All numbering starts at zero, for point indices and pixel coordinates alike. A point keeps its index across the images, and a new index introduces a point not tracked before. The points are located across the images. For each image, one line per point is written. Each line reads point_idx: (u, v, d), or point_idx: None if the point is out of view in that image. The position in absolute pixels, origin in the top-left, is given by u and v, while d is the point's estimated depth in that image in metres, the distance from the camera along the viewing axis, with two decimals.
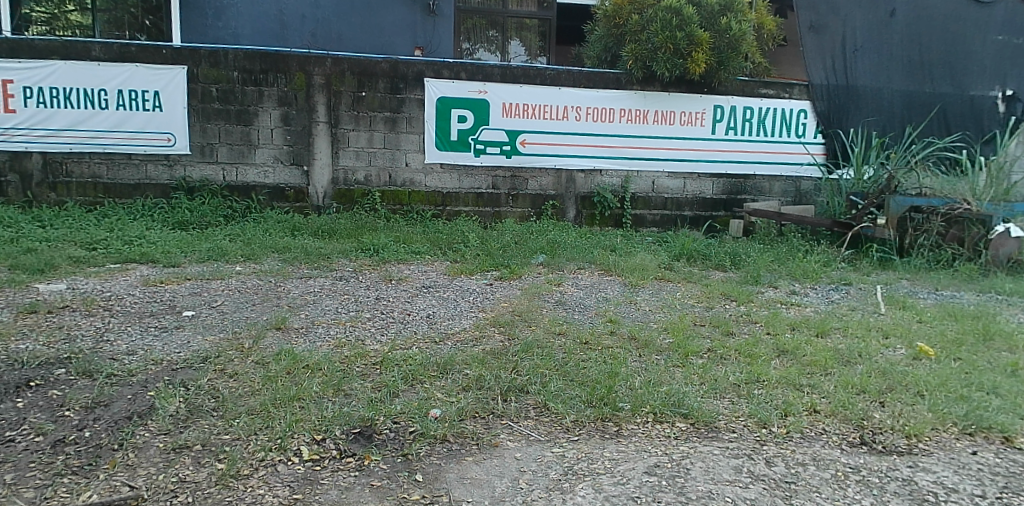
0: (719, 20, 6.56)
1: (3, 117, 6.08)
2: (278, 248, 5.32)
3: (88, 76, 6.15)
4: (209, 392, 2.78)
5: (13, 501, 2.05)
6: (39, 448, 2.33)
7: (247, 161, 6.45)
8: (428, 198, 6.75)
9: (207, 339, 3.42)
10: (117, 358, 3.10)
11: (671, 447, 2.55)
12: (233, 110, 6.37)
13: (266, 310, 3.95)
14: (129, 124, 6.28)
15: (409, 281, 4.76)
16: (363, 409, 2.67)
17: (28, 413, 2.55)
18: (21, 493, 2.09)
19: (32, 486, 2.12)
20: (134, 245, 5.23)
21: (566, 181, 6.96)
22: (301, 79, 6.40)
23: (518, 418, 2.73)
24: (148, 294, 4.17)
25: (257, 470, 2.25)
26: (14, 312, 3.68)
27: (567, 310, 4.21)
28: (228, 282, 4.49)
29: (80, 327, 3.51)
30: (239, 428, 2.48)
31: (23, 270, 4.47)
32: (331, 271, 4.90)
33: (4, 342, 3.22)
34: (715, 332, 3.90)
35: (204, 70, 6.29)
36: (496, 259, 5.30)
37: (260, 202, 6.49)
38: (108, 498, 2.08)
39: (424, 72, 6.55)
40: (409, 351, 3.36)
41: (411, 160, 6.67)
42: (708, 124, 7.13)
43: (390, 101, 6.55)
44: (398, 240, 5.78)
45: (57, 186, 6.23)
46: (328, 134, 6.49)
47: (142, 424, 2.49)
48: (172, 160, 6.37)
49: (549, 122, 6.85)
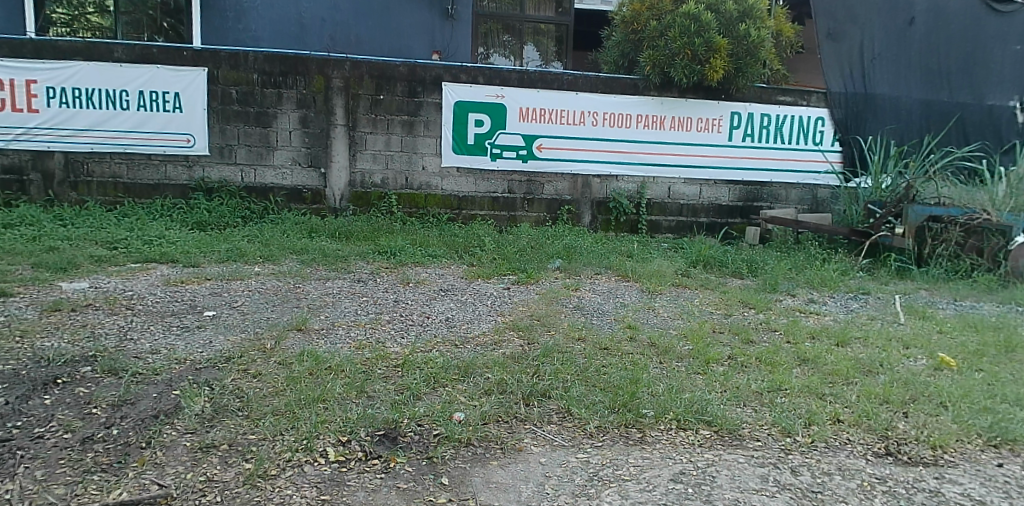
0: (737, 26, 6.53)
1: (26, 116, 6.14)
2: (296, 249, 5.35)
3: (111, 77, 6.21)
4: (234, 392, 2.80)
5: (44, 498, 2.06)
6: (69, 445, 2.34)
7: (266, 163, 6.49)
8: (444, 201, 6.76)
9: (229, 339, 3.44)
10: (141, 357, 3.12)
11: (695, 454, 2.54)
12: (252, 112, 6.41)
13: (286, 311, 3.97)
14: (150, 124, 6.33)
15: (427, 284, 4.77)
16: (387, 411, 2.68)
17: (57, 409, 2.57)
18: (52, 490, 2.11)
19: (62, 483, 2.14)
20: (153, 245, 5.26)
21: (582, 186, 6.95)
22: (319, 82, 6.43)
23: (542, 423, 2.73)
24: (170, 293, 4.20)
25: (284, 471, 2.26)
26: (39, 310, 3.72)
27: (586, 315, 4.22)
28: (248, 282, 4.51)
29: (103, 326, 3.52)
30: (265, 429, 2.49)
31: (47, 268, 4.53)
32: (349, 273, 4.92)
33: (30, 340, 3.25)
34: (735, 340, 3.89)
35: (224, 72, 6.33)
36: (513, 263, 5.31)
37: (278, 204, 6.53)
38: (137, 496, 2.09)
39: (442, 75, 6.56)
40: (430, 354, 3.38)
41: (428, 163, 6.69)
42: (724, 130, 7.11)
43: (407, 105, 6.57)
44: (415, 243, 5.80)
45: (79, 185, 6.29)
46: (345, 137, 6.52)
47: (169, 423, 2.51)
48: (192, 161, 6.41)
49: (566, 127, 6.86)
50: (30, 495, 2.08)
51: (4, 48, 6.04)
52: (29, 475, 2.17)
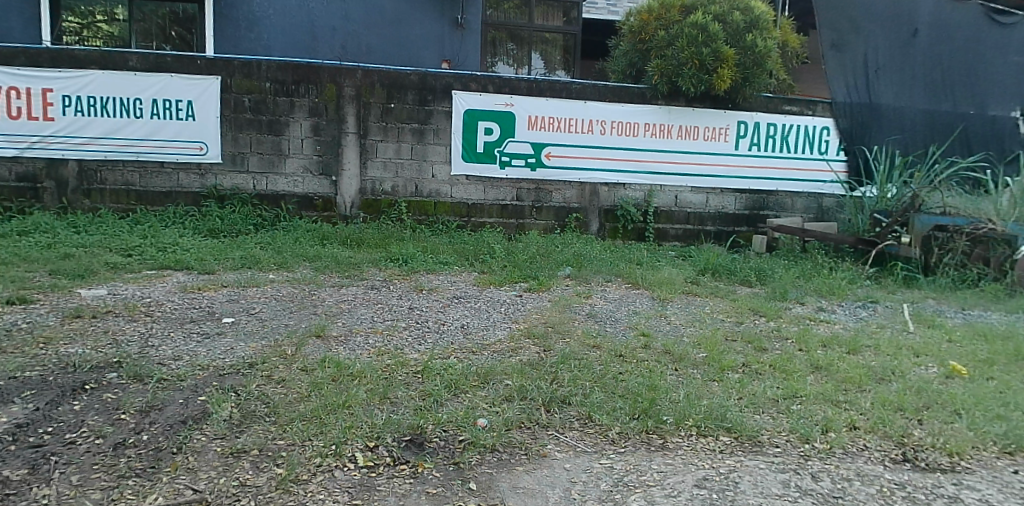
0: (744, 36, 6.58)
1: (41, 124, 6.19)
2: (309, 256, 5.38)
3: (125, 85, 6.27)
4: (260, 397, 2.83)
5: (81, 502, 2.09)
6: (101, 450, 2.37)
7: (278, 170, 6.54)
8: (454, 208, 6.81)
9: (251, 345, 3.48)
10: (165, 363, 3.16)
11: (718, 460, 2.58)
12: (264, 120, 6.46)
13: (303, 317, 4.00)
14: (164, 132, 6.37)
15: (440, 292, 4.81)
16: (412, 417, 2.71)
17: (86, 415, 2.60)
18: (89, 495, 2.13)
19: (98, 488, 2.16)
20: (167, 252, 5.30)
21: (590, 194, 7.01)
22: (331, 90, 6.49)
23: (564, 428, 2.77)
24: (188, 300, 4.24)
25: (316, 476, 2.30)
26: (60, 316, 3.76)
27: (599, 322, 4.26)
28: (263, 289, 4.55)
29: (124, 333, 3.56)
30: (294, 434, 2.53)
31: (64, 275, 4.56)
32: (363, 280, 4.96)
33: (54, 346, 3.28)
34: (748, 348, 3.93)
35: (238, 81, 6.38)
36: (524, 271, 5.35)
37: (289, 211, 6.57)
38: (172, 501, 2.12)
39: (453, 84, 6.63)
40: (448, 360, 3.41)
41: (438, 171, 6.74)
42: (730, 139, 7.17)
43: (418, 113, 6.63)
44: (426, 251, 5.84)
45: (92, 193, 6.33)
46: (357, 145, 6.58)
47: (198, 428, 2.55)
48: (204, 169, 6.45)
49: (575, 135, 6.93)
50: (66, 500, 2.10)
51: (20, 57, 6.10)
52: (65, 480, 2.20)
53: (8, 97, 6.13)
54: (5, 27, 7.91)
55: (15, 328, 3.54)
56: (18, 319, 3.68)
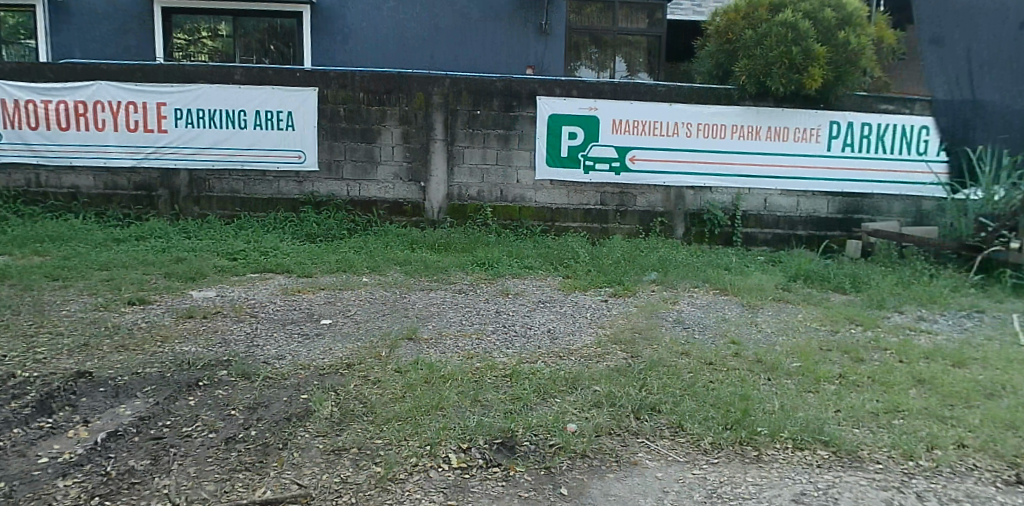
0: (836, 33, 6.29)
1: (157, 136, 6.74)
2: (399, 261, 5.58)
3: (230, 98, 6.72)
4: (357, 397, 2.97)
5: (198, 492, 2.23)
6: (215, 444, 2.56)
7: (370, 177, 6.80)
8: (538, 213, 6.86)
9: (347, 346, 3.65)
10: (270, 362, 3.37)
11: (815, 474, 2.49)
12: (358, 129, 6.75)
13: (395, 320, 4.16)
14: (266, 142, 6.78)
15: (526, 296, 4.87)
16: (502, 420, 2.77)
17: (201, 410, 2.82)
18: (204, 486, 2.27)
19: (212, 480, 2.31)
20: (269, 256, 5.63)
21: (675, 197, 6.90)
22: (420, 98, 6.69)
23: (654, 437, 2.75)
24: (289, 302, 4.49)
25: (412, 475, 2.39)
26: (175, 316, 4.07)
27: (687, 329, 4.19)
28: (357, 292, 4.76)
29: (232, 332, 3.82)
30: (390, 434, 2.64)
31: (178, 278, 4.93)
32: (451, 283, 5.09)
33: (171, 344, 3.56)
34: (844, 358, 3.75)
35: (333, 91, 6.69)
36: (609, 276, 5.34)
37: (380, 216, 6.83)
38: (281, 494, 2.24)
39: (537, 90, 6.69)
40: (536, 365, 3.46)
41: (522, 176, 6.82)
42: (823, 140, 6.88)
43: (503, 119, 6.73)
44: (511, 255, 5.92)
45: (201, 200, 6.80)
46: (444, 151, 6.76)
47: (302, 425, 2.71)
48: (302, 177, 6.80)
49: (659, 138, 6.84)
50: (185, 490, 2.24)
51: (142, 75, 6.67)
52: (184, 471, 2.36)
53: (128, 111, 6.73)
54: (127, 46, 8.95)
55: (136, 326, 3.88)
56: (139, 318, 4.02)
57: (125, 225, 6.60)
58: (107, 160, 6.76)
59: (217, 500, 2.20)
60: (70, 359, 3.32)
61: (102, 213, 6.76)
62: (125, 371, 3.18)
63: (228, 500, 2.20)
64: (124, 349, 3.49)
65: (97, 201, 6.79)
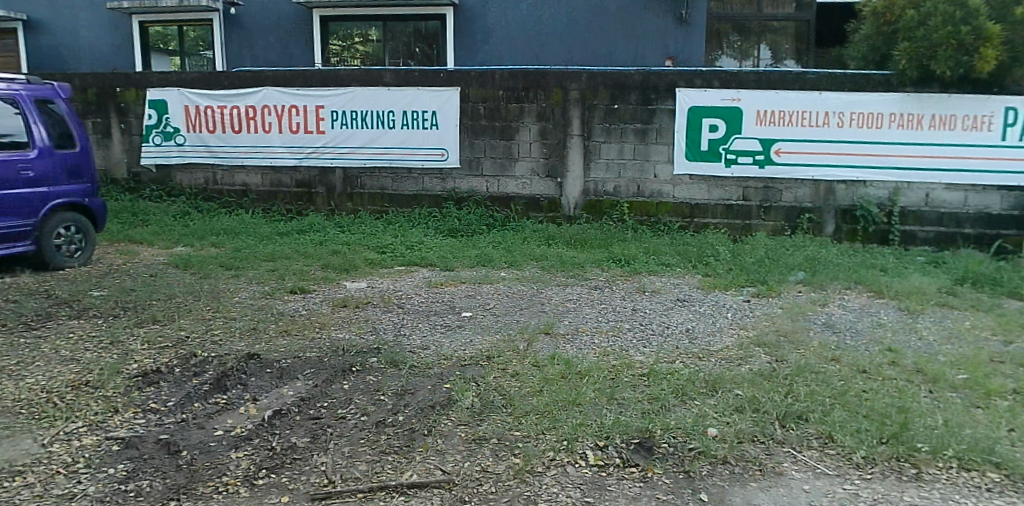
0: (1013, 10, 5.56)
1: (315, 137, 7.38)
2: (536, 256, 5.74)
3: (380, 100, 7.19)
4: (497, 389, 3.13)
5: (352, 470, 2.45)
6: (366, 426, 2.80)
7: (508, 174, 7.02)
8: (676, 209, 6.75)
9: (487, 339, 3.84)
10: (416, 351, 3.62)
11: (984, 499, 2.29)
12: (498, 126, 6.97)
13: (533, 314, 4.30)
14: (412, 141, 7.19)
15: (663, 294, 4.83)
16: (640, 420, 2.81)
17: (354, 394, 3.10)
18: (357, 466, 2.49)
19: (364, 461, 2.52)
20: (414, 250, 6.01)
21: (824, 193, 6.51)
22: (558, 94, 6.79)
23: (801, 447, 2.65)
24: (433, 294, 4.79)
25: (550, 469, 2.48)
26: (331, 305, 4.48)
27: (837, 333, 3.96)
28: (496, 286, 4.97)
29: (381, 322, 4.14)
30: (528, 427, 2.76)
31: (333, 269, 5.40)
32: (586, 279, 5.17)
33: (328, 331, 3.94)
34: (1021, 372, 3.38)
35: (474, 90, 6.97)
36: (750, 275, 5.15)
37: (518, 212, 7.04)
38: (426, 479, 2.41)
39: (676, 81, 6.56)
40: (675, 365, 3.45)
41: (660, 171, 6.74)
42: (996, 129, 6.13)
43: (641, 113, 6.68)
44: (647, 251, 5.89)
45: (353, 196, 7.38)
46: (581, 147, 6.82)
47: (445, 413, 2.90)
48: (445, 174, 7.16)
49: (807, 129, 6.46)
50: (340, 468, 2.47)
51: (303, 81, 7.33)
52: (340, 450, 2.60)
53: (291, 114, 7.41)
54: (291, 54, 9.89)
55: (298, 313, 4.31)
56: (301, 306, 4.47)
57: (288, 218, 7.34)
58: (273, 159, 7.52)
59: (369, 480, 2.41)
60: (242, 341, 3.78)
61: (268, 208, 7.57)
62: (287, 355, 3.56)
63: (379, 480, 2.41)
64: (288, 333, 3.90)
65: (264, 197, 7.61)
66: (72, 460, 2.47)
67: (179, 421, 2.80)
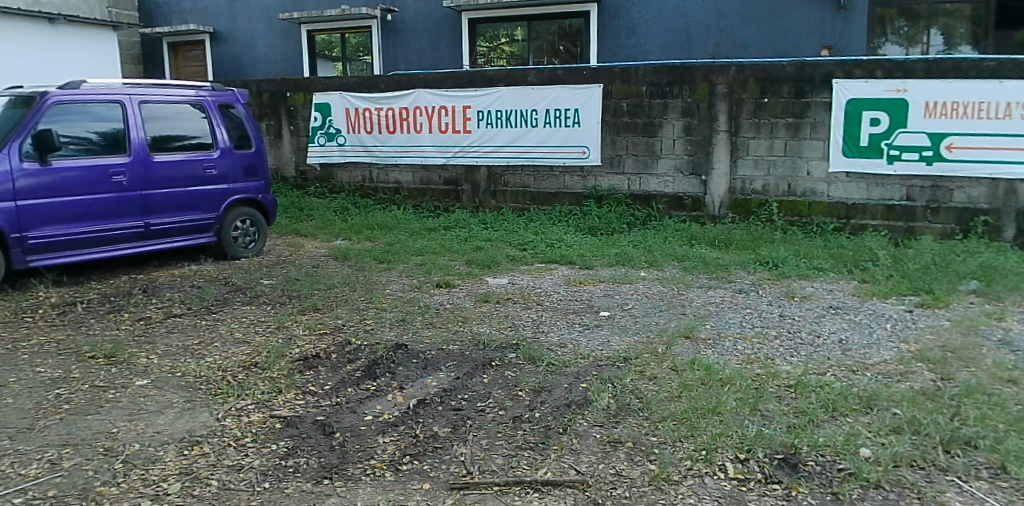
0: None
1: (462, 136, 7.82)
2: (677, 256, 5.71)
3: (524, 98, 7.46)
4: (634, 392, 3.20)
5: (489, 462, 2.58)
6: (504, 421, 2.96)
7: (650, 171, 7.03)
8: (832, 209, 6.38)
9: (624, 340, 3.91)
10: (554, 348, 3.79)
11: None
12: (640, 123, 6.99)
13: (673, 317, 4.31)
14: (554, 139, 7.40)
15: (814, 300, 4.61)
16: (784, 434, 2.72)
17: (493, 388, 3.31)
18: (494, 458, 2.61)
19: (501, 455, 2.64)
20: (554, 247, 6.19)
21: (1005, 193, 5.85)
22: (704, 88, 6.68)
23: (969, 476, 2.43)
24: (572, 292, 4.94)
25: (686, 478, 2.45)
26: (473, 300, 4.78)
27: (1018, 352, 3.59)
28: (636, 286, 5.02)
29: (521, 318, 4.36)
30: (665, 433, 2.79)
31: (477, 264, 5.72)
32: (730, 282, 5.06)
33: (471, 325, 4.22)
34: None
35: (617, 87, 7.04)
36: (916, 283, 4.77)
37: (659, 210, 7.01)
38: (560, 477, 2.46)
39: (833, 72, 6.24)
40: (824, 377, 3.31)
41: (814, 168, 6.42)
42: None
43: (794, 106, 6.41)
44: (799, 254, 5.63)
45: (497, 194, 7.76)
46: (727, 143, 6.67)
47: (580, 413, 3.01)
48: (586, 171, 7.30)
49: (987, 122, 5.81)
50: (477, 459, 2.60)
51: (453, 83, 7.78)
52: (478, 442, 2.75)
53: (441, 115, 7.89)
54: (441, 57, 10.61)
55: (443, 306, 4.65)
56: (446, 300, 4.81)
57: (436, 214, 7.84)
58: (425, 158, 8.08)
59: (503, 474, 2.50)
60: (392, 331, 4.17)
61: (418, 205, 8.15)
62: (433, 347, 3.88)
63: (514, 474, 2.50)
64: (433, 325, 4.24)
65: (415, 195, 8.22)
66: (240, 434, 2.80)
67: (333, 405, 3.13)
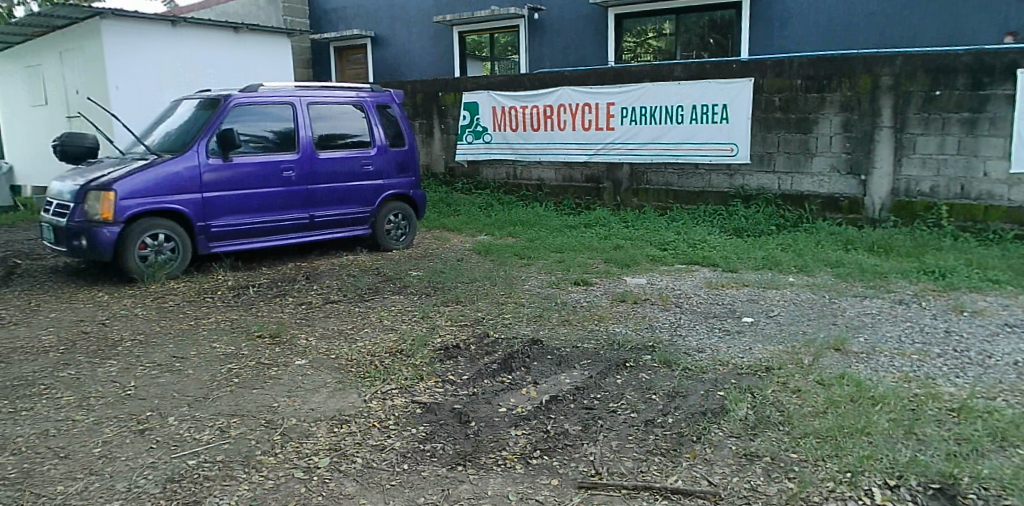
0: None
1: (605, 133, 8.25)
2: (830, 262, 5.66)
3: (669, 95, 7.79)
4: (775, 404, 3.12)
5: (619, 465, 2.65)
6: (636, 424, 3.00)
7: (804, 170, 7.19)
8: (1011, 214, 6.27)
9: (768, 349, 3.90)
10: (691, 353, 3.87)
11: None
12: (794, 119, 7.18)
13: (823, 326, 4.26)
14: (700, 135, 7.67)
15: (987, 315, 4.36)
16: (944, 463, 2.51)
17: (627, 390, 3.39)
18: (623, 462, 2.67)
19: (631, 459, 2.70)
20: (696, 248, 6.36)
21: None
22: (866, 81, 6.75)
23: None
24: (713, 295, 5.03)
25: (828, 501, 2.35)
26: (610, 299, 4.98)
27: None
28: (783, 292, 5.01)
29: (659, 319, 4.50)
30: (807, 450, 2.67)
31: (615, 263, 5.93)
32: (890, 292, 4.91)
33: (608, 324, 4.42)
34: None
35: (770, 80, 7.25)
36: None
37: (813, 212, 7.14)
38: (691, 487, 2.47)
39: (1017, 60, 6.10)
40: (995, 403, 3.07)
41: (992, 169, 6.33)
42: None
43: (970, 100, 6.32)
44: (971, 264, 5.42)
45: (639, 192, 8.15)
46: (891, 140, 6.70)
47: (716, 422, 2.97)
48: (733, 170, 7.55)
49: None
50: (606, 461, 2.68)
51: (597, 80, 8.23)
52: (608, 445, 2.82)
53: (584, 112, 8.34)
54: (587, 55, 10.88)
55: (580, 304, 4.89)
56: (583, 298, 5.04)
57: (578, 211, 8.33)
58: (567, 156, 8.55)
59: (632, 478, 2.56)
60: (529, 326, 4.46)
61: (559, 201, 8.65)
62: (567, 344, 4.10)
63: (643, 478, 2.55)
64: (568, 323, 4.49)
65: (557, 192, 8.72)
66: (383, 417, 3.16)
67: (470, 395, 3.42)
